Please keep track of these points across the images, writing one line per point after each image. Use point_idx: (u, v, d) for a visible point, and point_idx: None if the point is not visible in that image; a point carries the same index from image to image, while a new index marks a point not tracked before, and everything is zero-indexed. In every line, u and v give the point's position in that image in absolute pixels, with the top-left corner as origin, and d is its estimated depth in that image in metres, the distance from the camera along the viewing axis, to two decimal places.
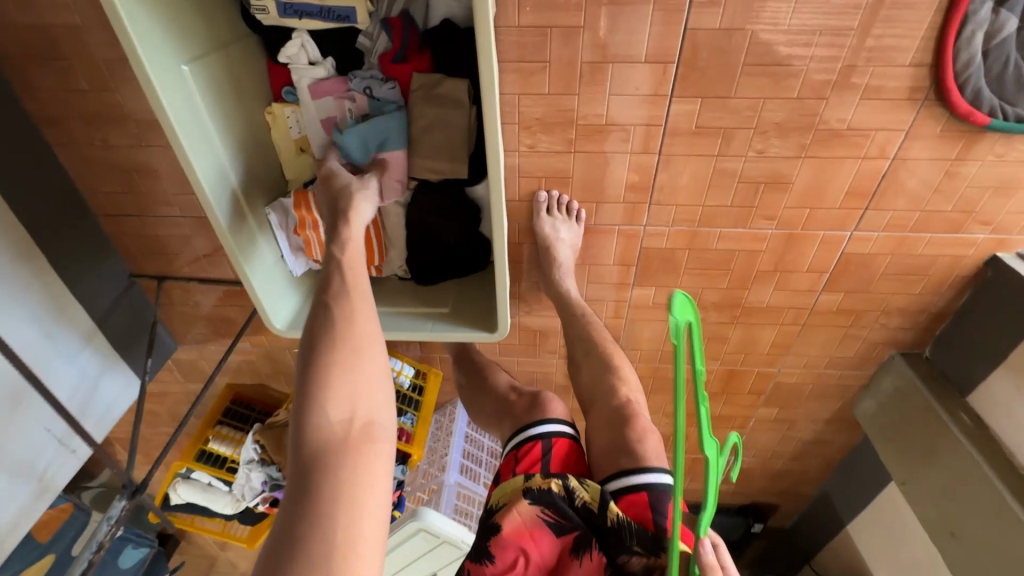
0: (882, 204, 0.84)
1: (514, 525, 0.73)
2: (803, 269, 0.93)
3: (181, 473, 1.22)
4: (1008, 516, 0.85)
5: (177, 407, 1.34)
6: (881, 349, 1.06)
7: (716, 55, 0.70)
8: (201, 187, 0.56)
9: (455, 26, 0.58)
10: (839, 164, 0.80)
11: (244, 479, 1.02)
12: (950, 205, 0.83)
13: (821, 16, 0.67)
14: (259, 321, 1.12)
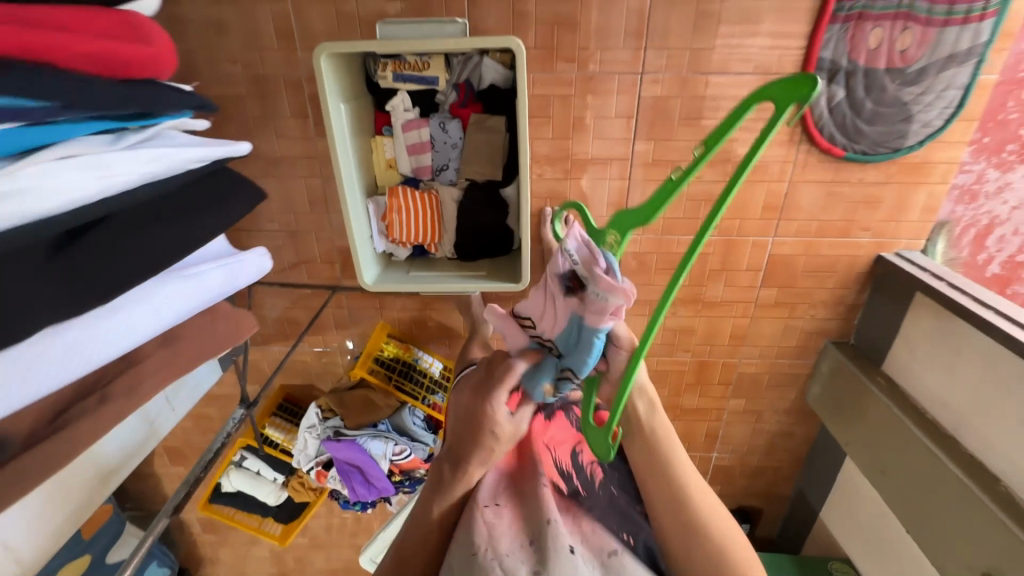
0: (791, 215, 1.18)
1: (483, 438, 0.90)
2: (743, 267, 1.25)
3: (237, 459, 1.41)
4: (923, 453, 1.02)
5: (233, 408, 1.56)
6: (816, 338, 1.34)
7: (662, 113, 1.09)
8: (339, 177, 0.89)
9: (500, 84, 0.92)
10: (754, 186, 1.15)
11: (302, 445, 1.23)
12: (838, 216, 1.18)
13: (725, 89, 1.06)
14: (320, 321, 1.39)
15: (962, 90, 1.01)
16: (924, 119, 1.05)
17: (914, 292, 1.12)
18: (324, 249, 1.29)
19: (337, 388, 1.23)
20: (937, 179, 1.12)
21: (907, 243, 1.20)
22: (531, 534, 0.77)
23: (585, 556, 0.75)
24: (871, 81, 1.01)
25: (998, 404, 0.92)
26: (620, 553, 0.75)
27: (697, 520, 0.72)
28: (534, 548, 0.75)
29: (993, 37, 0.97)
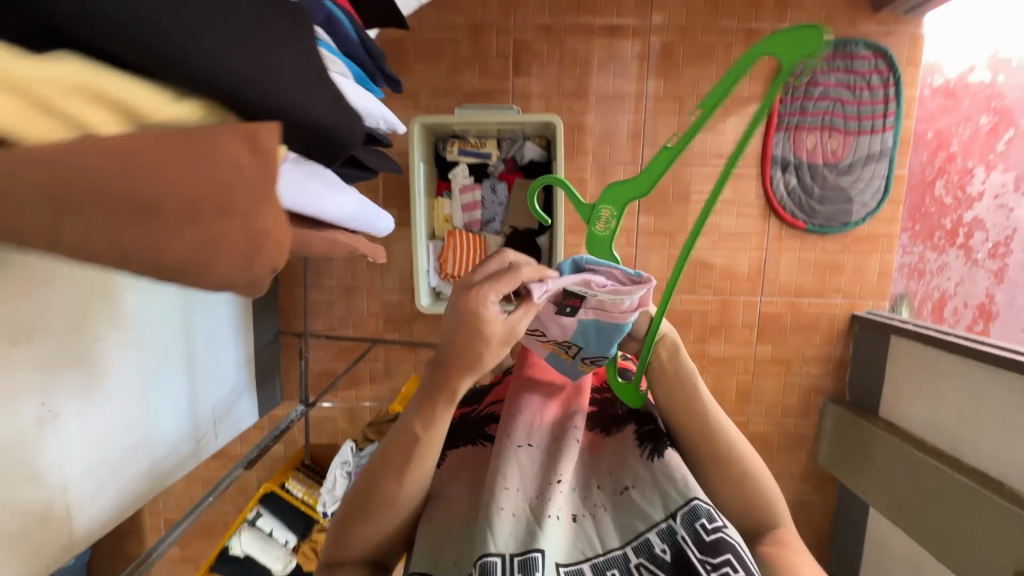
0: (772, 277, 1.42)
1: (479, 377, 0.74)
2: (738, 324, 1.44)
3: (250, 518, 1.37)
4: (937, 472, 1.07)
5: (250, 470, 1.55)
6: (815, 395, 1.46)
7: (659, 194, 1.40)
8: (415, 212, 1.15)
9: (540, 157, 1.23)
10: (739, 253, 1.41)
11: (331, 486, 1.27)
12: (810, 278, 1.41)
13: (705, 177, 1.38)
14: (356, 373, 1.50)
15: (885, 180, 1.35)
16: (862, 200, 1.36)
17: (890, 338, 1.30)
18: (373, 302, 1.47)
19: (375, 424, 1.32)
20: (885, 249, 1.40)
21: (874, 303, 1.42)
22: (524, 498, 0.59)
23: (586, 499, 0.59)
24: (815, 172, 1.35)
25: (982, 412, 1.03)
26: (632, 489, 0.58)
27: (730, 463, 0.62)
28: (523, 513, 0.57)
29: (896, 143, 1.33)
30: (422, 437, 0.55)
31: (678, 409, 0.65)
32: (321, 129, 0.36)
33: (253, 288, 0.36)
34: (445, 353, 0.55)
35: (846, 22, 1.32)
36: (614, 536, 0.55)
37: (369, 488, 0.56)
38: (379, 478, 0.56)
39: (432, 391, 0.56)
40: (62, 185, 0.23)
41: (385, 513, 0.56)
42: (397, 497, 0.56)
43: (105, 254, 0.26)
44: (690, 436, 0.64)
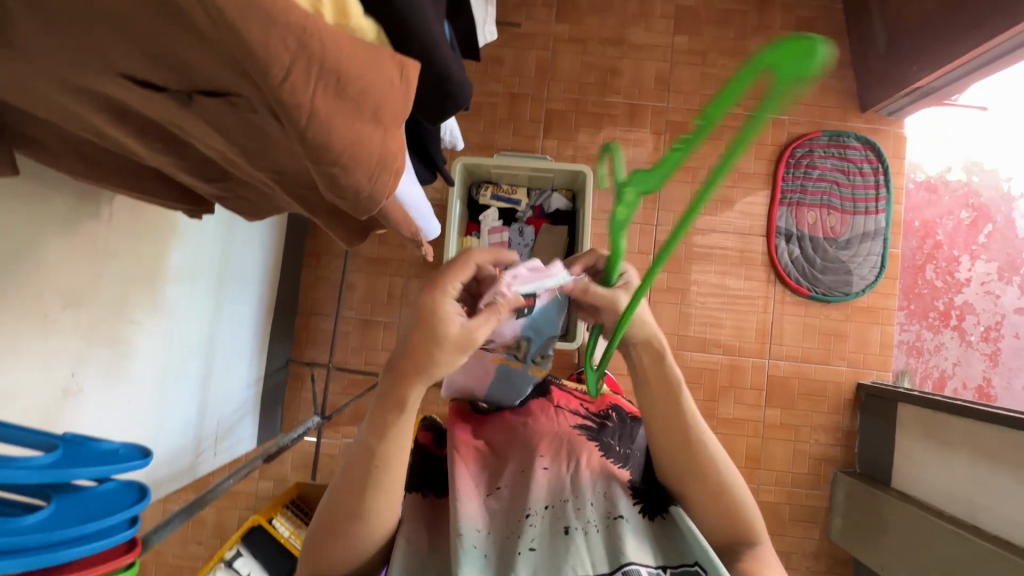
0: (779, 340, 1.47)
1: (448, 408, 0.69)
2: (747, 385, 1.46)
3: (227, 557, 1.24)
4: (965, 542, 1.05)
5: (232, 508, 1.45)
6: (824, 464, 1.45)
7: (672, 253, 1.49)
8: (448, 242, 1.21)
9: (565, 207, 1.32)
10: (747, 316, 1.48)
11: None
12: (814, 343, 1.47)
13: (715, 241, 1.49)
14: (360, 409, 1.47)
15: (880, 257, 1.46)
16: (860, 273, 1.46)
17: (895, 406, 1.35)
18: (388, 336, 1.48)
19: None
20: (884, 322, 1.48)
21: (878, 373, 1.47)
22: (505, 517, 0.54)
23: (579, 513, 0.54)
24: (816, 245, 1.46)
25: (995, 477, 1.07)
26: (624, 518, 0.53)
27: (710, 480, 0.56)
28: (506, 531, 0.52)
29: (888, 224, 1.46)
30: (379, 450, 0.49)
31: (661, 421, 0.57)
32: (443, 71, 0.46)
33: (367, 201, 0.41)
34: (398, 361, 0.49)
35: (837, 117, 1.50)
36: (604, 560, 0.50)
37: (337, 501, 0.49)
38: (340, 494, 0.49)
39: (392, 402, 0.49)
40: (303, 30, 0.28)
41: (354, 528, 0.49)
42: (363, 511, 0.49)
43: (303, 108, 0.31)
44: (676, 461, 0.56)
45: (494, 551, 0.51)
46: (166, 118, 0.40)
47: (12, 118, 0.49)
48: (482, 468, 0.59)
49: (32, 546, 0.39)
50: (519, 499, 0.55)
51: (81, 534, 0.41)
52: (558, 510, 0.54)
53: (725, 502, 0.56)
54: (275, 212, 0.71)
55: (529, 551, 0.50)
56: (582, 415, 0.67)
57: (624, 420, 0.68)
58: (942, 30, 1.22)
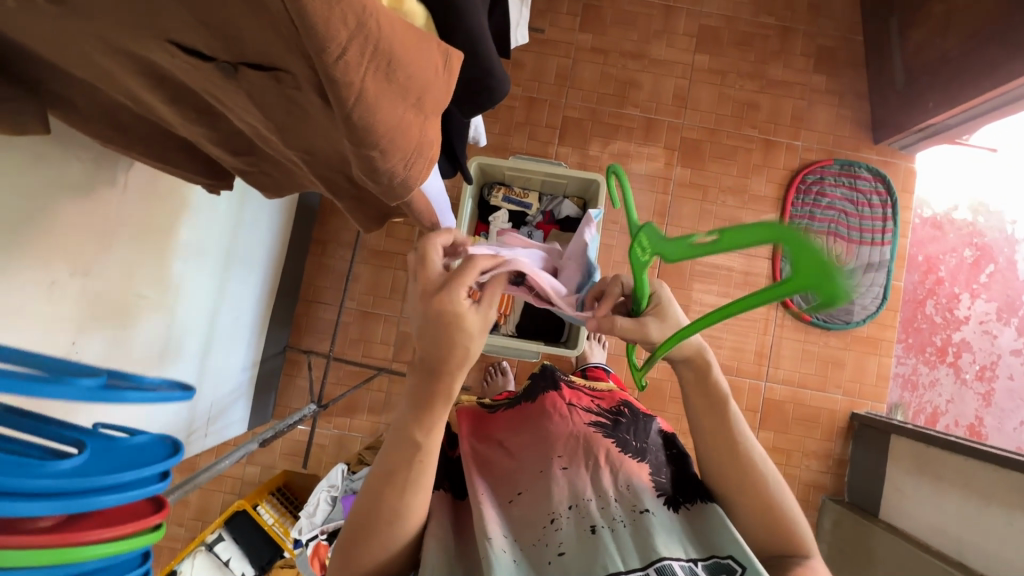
0: (777, 363, 1.48)
1: (458, 409, 0.73)
2: (742, 407, 1.46)
3: (208, 540, 1.25)
4: None
5: (216, 491, 1.43)
6: (813, 491, 1.45)
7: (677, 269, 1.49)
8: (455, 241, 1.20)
9: (575, 215, 1.32)
10: (746, 337, 1.48)
11: (312, 511, 1.21)
12: (811, 369, 1.48)
13: (720, 260, 1.50)
14: (355, 400, 1.46)
15: (882, 289, 1.47)
16: (862, 303, 1.47)
17: (889, 439, 1.35)
18: (388, 329, 1.48)
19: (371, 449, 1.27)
20: (882, 354, 1.49)
21: (873, 405, 1.47)
22: (530, 519, 0.55)
23: (603, 511, 0.55)
24: None
25: (985, 516, 1.08)
26: (650, 512, 0.55)
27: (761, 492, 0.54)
28: (532, 537, 0.53)
29: (893, 257, 1.47)
30: (422, 445, 0.48)
31: (705, 432, 0.56)
32: (485, 65, 0.46)
33: (399, 188, 0.40)
34: (436, 359, 0.46)
35: (850, 148, 1.51)
36: (635, 556, 0.51)
37: (372, 503, 0.48)
38: (371, 496, 0.48)
39: (428, 398, 0.47)
40: (362, 10, 0.27)
41: (391, 529, 0.49)
42: (401, 511, 0.49)
43: (352, 89, 0.30)
44: (717, 465, 0.55)
45: (522, 555, 0.52)
46: (205, 87, 0.39)
47: (45, 77, 0.48)
48: (501, 472, 0.60)
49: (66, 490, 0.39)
50: (541, 499, 0.56)
51: (113, 484, 0.41)
52: (582, 509, 0.55)
53: (770, 511, 0.54)
54: (296, 189, 0.69)
55: (557, 555, 0.52)
56: (596, 412, 0.69)
57: (637, 416, 0.70)
58: (959, 71, 1.24)
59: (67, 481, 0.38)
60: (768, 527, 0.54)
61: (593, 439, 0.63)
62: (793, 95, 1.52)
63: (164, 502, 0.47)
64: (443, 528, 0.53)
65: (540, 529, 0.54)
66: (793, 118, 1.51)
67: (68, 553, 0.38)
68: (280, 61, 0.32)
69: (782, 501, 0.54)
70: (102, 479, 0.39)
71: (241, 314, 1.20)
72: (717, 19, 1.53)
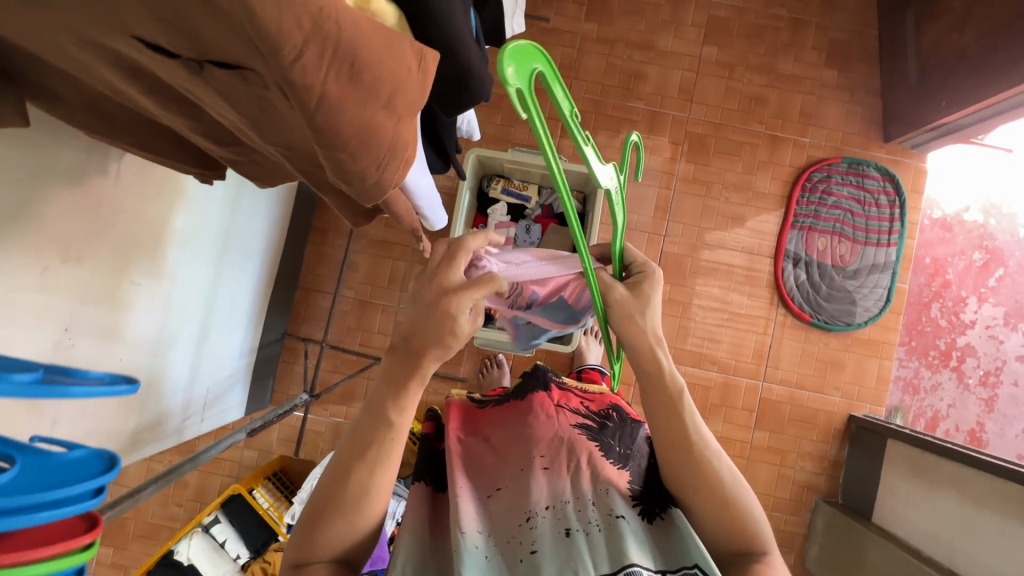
0: (775, 363, 1.46)
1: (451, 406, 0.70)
2: (739, 406, 1.46)
3: (204, 522, 1.28)
4: None
5: (215, 473, 1.46)
6: (807, 492, 1.44)
7: (678, 266, 1.48)
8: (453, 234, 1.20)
9: (574, 209, 1.31)
10: (746, 336, 1.47)
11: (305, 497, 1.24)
12: (810, 370, 1.46)
13: (721, 257, 1.48)
14: (352, 388, 1.47)
15: (886, 290, 1.45)
16: (865, 305, 1.45)
17: (885, 442, 1.34)
18: (386, 319, 1.48)
19: None
20: (883, 356, 1.47)
21: (871, 408, 1.46)
22: (505, 517, 0.54)
23: (579, 514, 0.54)
24: (823, 271, 1.45)
25: (978, 522, 1.07)
26: (625, 518, 0.53)
27: (720, 490, 0.54)
28: (506, 535, 0.52)
29: (898, 258, 1.44)
30: (395, 424, 0.49)
31: (660, 427, 0.55)
32: (464, 65, 0.45)
33: (373, 189, 0.40)
34: (417, 346, 0.48)
35: (859, 145, 1.48)
36: (605, 560, 0.50)
37: (339, 479, 0.48)
38: (340, 472, 0.48)
39: (404, 381, 0.49)
40: (318, 12, 0.26)
41: (359, 509, 0.48)
42: (369, 488, 0.48)
43: (314, 92, 0.29)
44: (673, 462, 0.54)
45: (496, 552, 0.51)
46: (178, 82, 0.38)
47: (27, 67, 0.48)
48: (481, 468, 0.58)
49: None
50: (519, 497, 0.55)
51: (41, 501, 0.40)
52: (560, 511, 0.54)
53: (727, 504, 0.53)
54: (287, 179, 0.68)
55: (529, 554, 0.51)
56: (583, 414, 0.68)
57: (624, 420, 0.70)
58: (974, 68, 1.20)
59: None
60: (727, 523, 0.53)
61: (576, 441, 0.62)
62: (803, 90, 1.48)
63: (97, 519, 0.46)
64: (418, 517, 0.53)
65: (516, 526, 0.53)
66: (802, 114, 1.48)
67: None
68: (244, 60, 0.31)
69: (740, 495, 0.54)
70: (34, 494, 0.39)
71: (238, 300, 1.20)
72: (726, 9, 1.49)
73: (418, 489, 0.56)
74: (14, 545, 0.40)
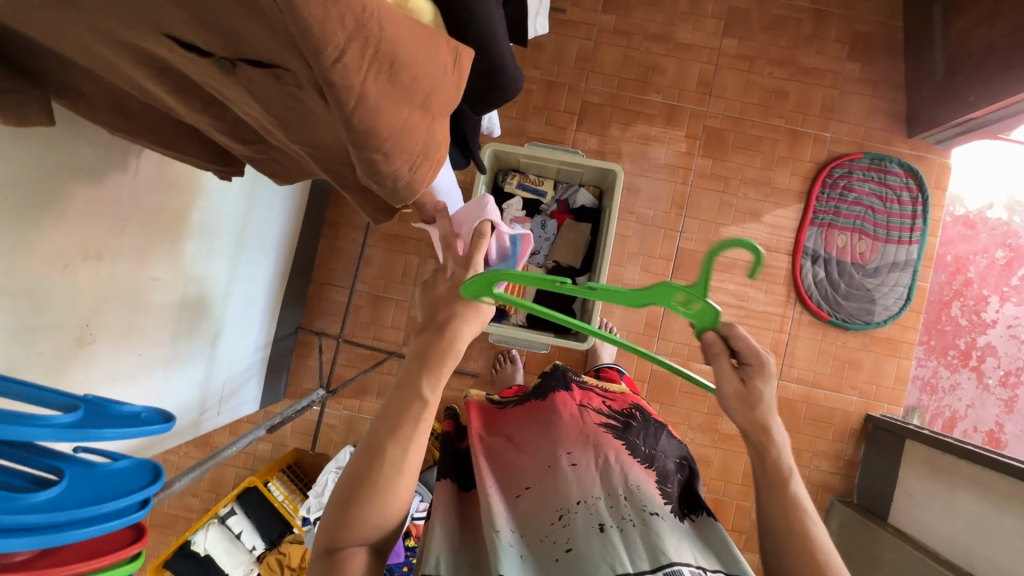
0: (791, 361, 1.45)
1: (469, 402, 0.72)
2: None
3: (221, 513, 1.29)
4: None
5: (229, 466, 1.47)
6: (822, 492, 1.43)
7: (693, 263, 1.46)
8: None
9: (590, 205, 1.30)
10: (762, 334, 1.45)
11: (320, 491, 1.25)
12: (827, 369, 1.45)
13: (738, 254, 1.46)
14: (365, 382, 1.47)
15: (907, 289, 1.42)
16: (885, 304, 1.42)
17: (903, 442, 1.32)
18: (398, 314, 1.48)
19: None
20: (901, 356, 1.45)
21: (889, 407, 1.44)
22: (536, 514, 0.52)
23: (613, 510, 0.52)
24: (842, 269, 1.43)
25: (998, 526, 1.06)
26: (659, 514, 0.53)
27: (813, 550, 0.55)
28: (539, 534, 0.50)
29: (920, 257, 1.41)
30: (428, 401, 0.49)
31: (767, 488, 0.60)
32: (496, 61, 0.44)
33: (404, 190, 0.39)
34: (446, 319, 0.51)
35: (881, 141, 1.45)
36: (644, 557, 0.47)
37: (372, 459, 0.47)
38: (373, 454, 0.47)
39: (436, 358, 0.50)
40: (362, 11, 0.25)
41: (390, 490, 0.47)
42: (402, 467, 0.47)
43: (352, 93, 0.28)
44: (774, 523, 0.58)
45: (529, 552, 0.49)
46: (206, 80, 0.37)
47: (51, 64, 0.47)
48: (508, 468, 0.58)
49: (40, 525, 0.39)
50: (550, 494, 0.54)
51: (92, 515, 0.41)
52: (592, 506, 0.52)
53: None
54: (307, 176, 0.67)
55: (565, 552, 0.48)
56: (607, 414, 0.68)
57: (648, 420, 0.70)
58: (1004, 62, 1.17)
59: (37, 517, 0.38)
60: None
61: (602, 439, 0.61)
62: (824, 84, 1.45)
63: (144, 528, 0.47)
64: (447, 518, 0.51)
65: (548, 525, 0.51)
66: (823, 109, 1.45)
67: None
68: (281, 61, 0.30)
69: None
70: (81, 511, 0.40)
71: (253, 294, 1.20)
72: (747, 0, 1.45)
73: (444, 486, 0.56)
74: (71, 555, 0.41)
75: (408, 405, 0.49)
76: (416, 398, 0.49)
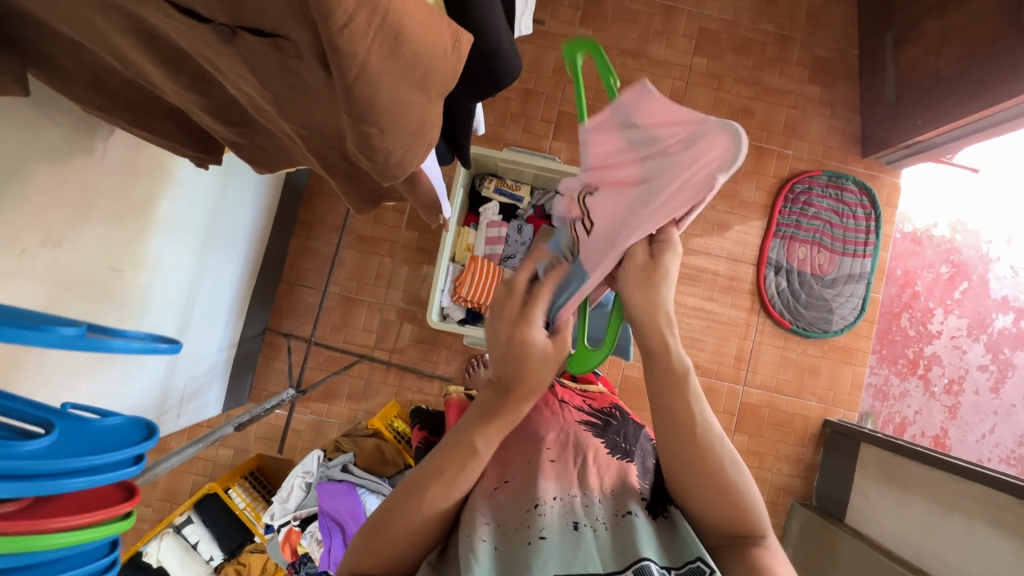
0: (754, 367, 1.50)
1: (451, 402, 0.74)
2: (719, 409, 1.49)
3: (177, 522, 1.26)
4: None
5: (186, 472, 1.40)
6: (783, 494, 1.48)
7: None
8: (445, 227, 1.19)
9: None
10: (727, 341, 1.50)
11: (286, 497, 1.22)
12: (787, 374, 1.51)
13: (705, 263, 1.51)
14: (335, 386, 1.44)
15: (861, 300, 1.50)
16: (841, 313, 1.50)
17: (858, 446, 1.38)
18: (372, 316, 1.46)
19: (352, 436, 1.31)
20: (857, 364, 1.52)
21: (845, 413, 1.51)
22: (515, 504, 0.52)
23: (587, 510, 0.53)
24: (803, 280, 1.49)
25: (946, 525, 1.12)
26: (634, 514, 0.52)
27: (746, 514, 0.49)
28: (515, 522, 0.50)
29: (872, 270, 1.50)
30: (480, 452, 0.48)
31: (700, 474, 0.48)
32: (494, 47, 0.45)
33: (395, 168, 0.38)
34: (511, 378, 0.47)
35: (839, 160, 1.53)
36: (611, 560, 0.48)
37: (410, 498, 0.46)
38: (410, 493, 0.46)
39: (494, 410, 0.48)
40: None
41: (426, 524, 0.47)
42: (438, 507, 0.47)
43: (356, 61, 0.28)
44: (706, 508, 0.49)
45: (501, 539, 0.49)
46: (198, 50, 0.36)
47: (30, 32, 0.45)
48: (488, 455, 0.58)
49: (34, 472, 0.41)
50: (528, 488, 0.54)
51: (84, 467, 0.43)
52: (567, 503, 0.52)
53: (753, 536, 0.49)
54: (289, 165, 0.66)
55: (538, 539, 0.49)
56: (586, 412, 0.69)
57: (626, 420, 0.71)
58: (950, 89, 1.26)
59: (32, 465, 0.40)
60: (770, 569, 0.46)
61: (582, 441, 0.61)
62: (787, 104, 1.53)
63: (135, 488, 0.50)
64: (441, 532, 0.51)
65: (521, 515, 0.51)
66: (785, 127, 1.53)
67: (41, 537, 0.41)
68: (285, 33, 0.30)
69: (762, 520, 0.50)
70: (73, 461, 0.42)
71: (220, 290, 1.16)
72: (716, 22, 1.52)
73: None
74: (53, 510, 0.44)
75: (454, 452, 0.47)
76: (463, 444, 0.47)
